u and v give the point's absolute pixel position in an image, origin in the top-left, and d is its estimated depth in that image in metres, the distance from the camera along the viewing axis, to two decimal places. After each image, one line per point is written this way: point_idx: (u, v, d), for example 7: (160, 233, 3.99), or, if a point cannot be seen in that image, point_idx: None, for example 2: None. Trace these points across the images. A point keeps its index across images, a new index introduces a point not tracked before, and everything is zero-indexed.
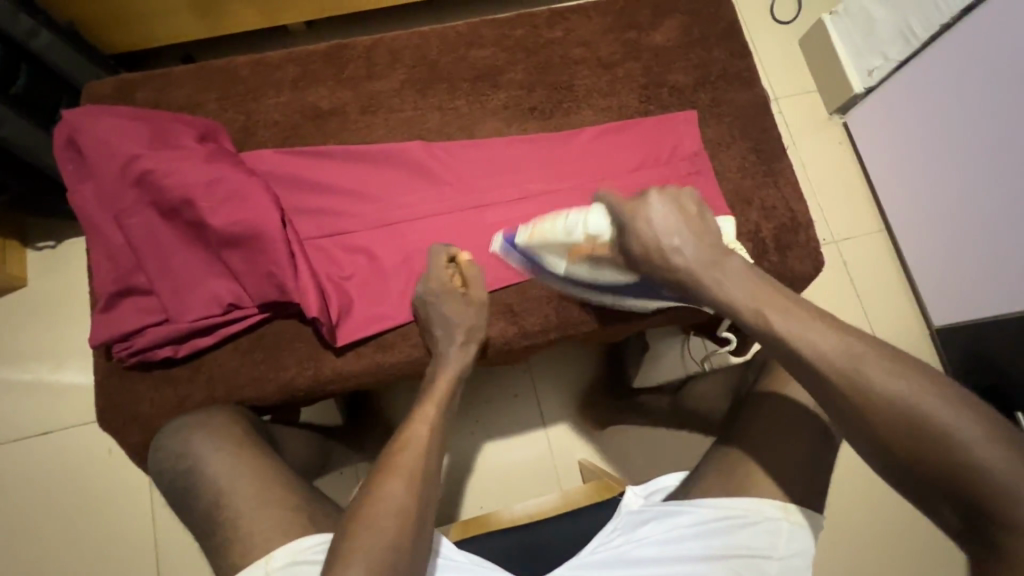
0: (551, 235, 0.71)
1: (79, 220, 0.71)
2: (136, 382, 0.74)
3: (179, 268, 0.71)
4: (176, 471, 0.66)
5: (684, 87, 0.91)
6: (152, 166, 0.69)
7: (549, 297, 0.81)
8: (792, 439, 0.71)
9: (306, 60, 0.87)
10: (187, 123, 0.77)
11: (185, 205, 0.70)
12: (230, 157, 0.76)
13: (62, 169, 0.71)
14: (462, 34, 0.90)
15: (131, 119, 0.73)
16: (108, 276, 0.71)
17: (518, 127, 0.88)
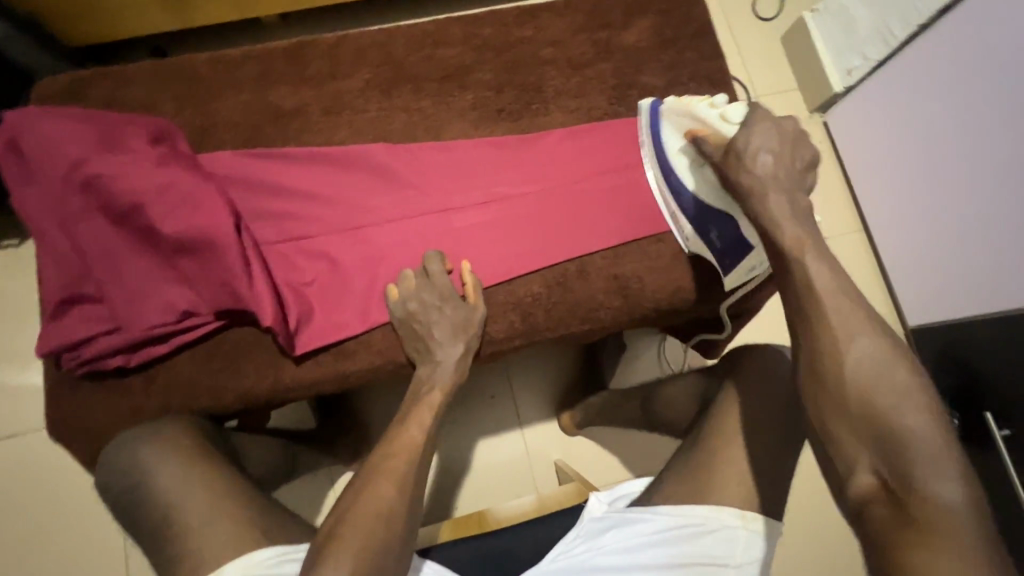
0: (684, 102, 0.69)
1: (24, 225, 0.69)
2: (87, 391, 0.72)
3: (128, 275, 0.69)
4: (124, 485, 0.64)
5: (654, 89, 0.89)
6: (100, 170, 0.67)
7: (514, 305, 0.80)
8: (753, 448, 0.71)
9: (267, 58, 0.85)
10: (138, 124, 0.74)
11: (134, 210, 0.67)
12: (185, 160, 0.73)
13: (4, 172, 0.69)
14: (430, 33, 0.88)
15: (77, 120, 0.70)
16: (54, 284, 0.69)
17: (485, 129, 0.86)
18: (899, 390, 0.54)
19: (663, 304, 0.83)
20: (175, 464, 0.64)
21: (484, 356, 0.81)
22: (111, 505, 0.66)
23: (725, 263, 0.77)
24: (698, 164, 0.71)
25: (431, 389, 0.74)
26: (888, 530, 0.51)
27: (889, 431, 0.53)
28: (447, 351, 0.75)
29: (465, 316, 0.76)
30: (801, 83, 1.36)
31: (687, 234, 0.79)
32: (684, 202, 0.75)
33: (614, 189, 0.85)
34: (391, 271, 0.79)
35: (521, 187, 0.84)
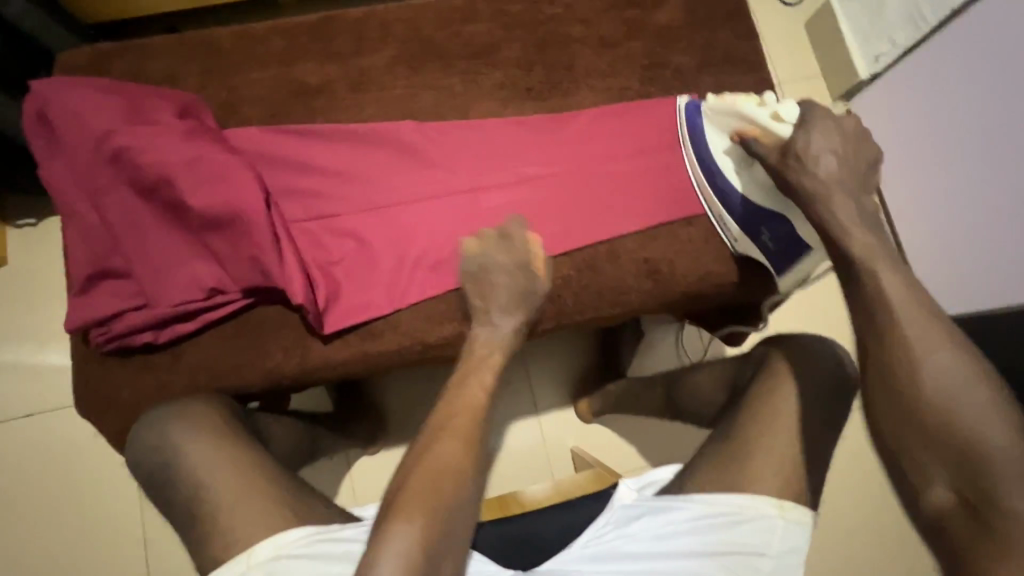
0: (731, 107, 0.73)
1: (52, 198, 0.68)
2: (115, 368, 0.71)
3: (157, 251, 0.68)
4: (155, 463, 0.63)
5: (686, 70, 0.87)
6: (128, 143, 0.66)
7: (566, 280, 0.79)
8: (787, 434, 0.70)
9: (292, 33, 0.83)
10: (165, 97, 0.72)
11: (163, 184, 0.66)
12: (213, 135, 0.72)
13: (32, 145, 0.67)
14: (457, 9, 0.86)
15: (104, 91, 0.68)
16: (82, 258, 0.68)
17: (514, 108, 0.84)
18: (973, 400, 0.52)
19: (694, 289, 0.81)
20: (205, 442, 0.63)
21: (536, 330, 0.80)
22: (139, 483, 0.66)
23: (777, 265, 0.79)
24: (749, 165, 0.75)
25: (488, 350, 0.72)
26: (969, 546, 0.50)
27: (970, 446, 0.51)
28: (505, 319, 0.73)
29: (529, 288, 0.74)
30: (826, 69, 1.33)
31: (736, 234, 0.80)
32: (734, 205, 0.78)
33: (645, 172, 0.83)
34: (419, 252, 0.77)
35: (551, 168, 0.82)
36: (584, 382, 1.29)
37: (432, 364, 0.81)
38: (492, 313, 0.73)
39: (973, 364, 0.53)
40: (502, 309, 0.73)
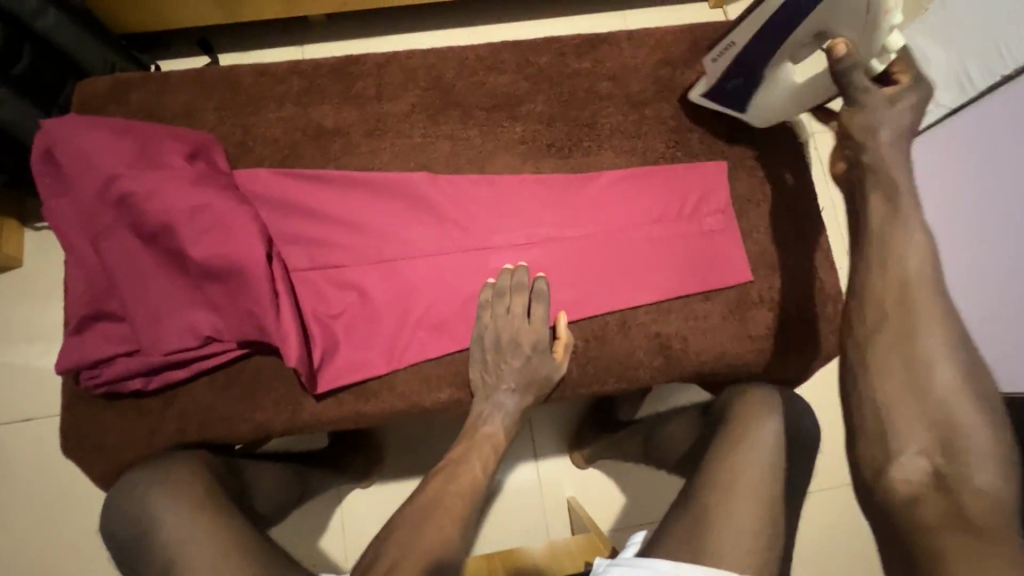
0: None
1: (55, 236, 0.67)
2: (105, 410, 0.70)
3: (154, 297, 0.66)
4: (127, 522, 0.61)
5: (716, 135, 0.84)
6: (134, 188, 0.64)
7: (578, 350, 0.76)
8: (754, 510, 0.64)
9: (313, 73, 0.82)
10: (177, 137, 0.71)
11: (166, 231, 0.65)
12: (223, 180, 0.71)
13: (38, 182, 0.66)
14: (482, 57, 0.83)
15: (115, 132, 0.67)
16: (80, 299, 0.67)
17: (532, 164, 0.82)
18: (969, 399, 0.50)
19: (706, 367, 0.77)
20: (173, 499, 0.61)
21: (556, 397, 0.77)
22: (112, 550, 0.62)
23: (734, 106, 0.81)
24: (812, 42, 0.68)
25: (491, 429, 0.70)
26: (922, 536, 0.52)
27: (956, 436, 0.49)
28: (514, 394, 0.72)
29: (543, 362, 0.73)
30: None
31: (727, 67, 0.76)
32: (755, 63, 0.74)
33: (664, 240, 0.79)
34: (422, 310, 0.75)
35: (566, 230, 0.79)
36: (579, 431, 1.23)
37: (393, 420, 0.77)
38: (500, 390, 0.72)
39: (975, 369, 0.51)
40: (514, 387, 0.72)
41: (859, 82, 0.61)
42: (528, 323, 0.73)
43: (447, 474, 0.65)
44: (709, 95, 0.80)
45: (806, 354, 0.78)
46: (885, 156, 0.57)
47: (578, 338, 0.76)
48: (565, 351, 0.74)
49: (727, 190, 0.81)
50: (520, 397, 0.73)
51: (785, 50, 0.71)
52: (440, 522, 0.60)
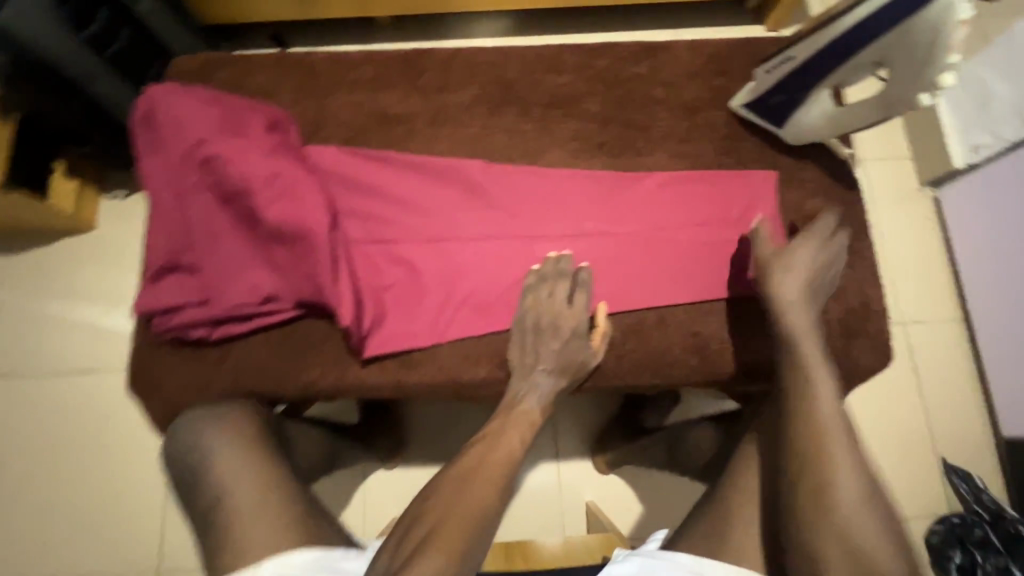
0: (939, 37, 0.63)
1: (143, 191, 0.73)
2: (169, 356, 0.75)
3: (226, 254, 0.72)
4: (185, 457, 0.65)
5: (767, 146, 0.85)
6: (219, 152, 0.70)
7: (618, 338, 0.77)
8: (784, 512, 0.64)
9: (384, 63, 0.87)
10: (259, 112, 0.77)
11: (243, 193, 0.70)
12: (297, 152, 0.76)
13: (135, 140, 0.73)
14: (544, 58, 0.87)
15: (206, 101, 0.73)
16: (159, 250, 0.72)
17: (584, 161, 0.84)
18: (865, 506, 0.61)
19: (743, 371, 0.78)
20: (231, 440, 0.65)
21: (589, 386, 0.78)
22: (168, 477, 0.67)
23: (770, 121, 0.83)
24: (867, 69, 0.69)
25: (527, 408, 0.72)
26: None
27: (852, 541, 0.60)
28: (549, 376, 0.74)
29: (582, 350, 0.75)
30: (918, 157, 1.36)
31: (770, 78, 0.78)
32: (802, 84, 0.76)
33: (709, 242, 0.81)
34: (468, 290, 0.78)
35: (612, 226, 0.81)
36: (604, 433, 1.23)
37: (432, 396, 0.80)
38: (539, 371, 0.74)
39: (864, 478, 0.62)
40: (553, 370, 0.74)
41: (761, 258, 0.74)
42: (568, 308, 0.75)
43: (470, 468, 0.64)
44: (750, 105, 0.83)
45: (848, 367, 0.78)
46: (786, 321, 0.69)
47: (618, 330, 0.78)
48: (603, 339, 0.76)
49: (775, 199, 0.82)
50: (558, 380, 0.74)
51: (840, 73, 0.71)
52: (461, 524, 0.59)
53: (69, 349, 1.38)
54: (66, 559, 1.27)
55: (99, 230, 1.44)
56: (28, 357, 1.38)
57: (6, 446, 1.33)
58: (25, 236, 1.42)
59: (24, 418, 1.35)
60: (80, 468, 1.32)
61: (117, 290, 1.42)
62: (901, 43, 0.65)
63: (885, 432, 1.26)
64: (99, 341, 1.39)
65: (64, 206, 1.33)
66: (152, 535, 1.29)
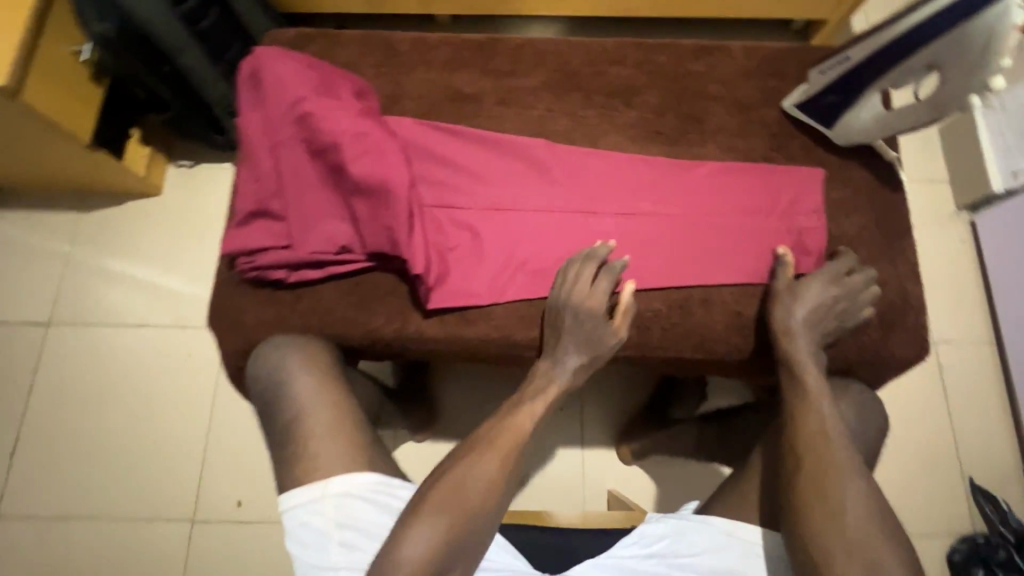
0: (991, 43, 0.68)
1: (241, 142, 0.80)
2: (246, 295, 0.82)
3: (310, 203, 0.78)
4: (270, 382, 0.76)
5: (816, 145, 0.90)
6: (314, 110, 0.77)
7: (661, 314, 0.82)
8: None
9: (459, 46, 0.94)
10: (348, 80, 0.85)
11: (332, 148, 0.77)
12: (379, 118, 0.83)
13: (239, 96, 0.81)
14: (608, 51, 0.94)
15: (304, 66, 0.81)
16: (250, 196, 0.79)
17: (640, 147, 0.90)
18: (869, 495, 0.64)
19: None
20: (308, 373, 0.75)
21: (629, 357, 0.83)
22: (252, 396, 0.78)
23: (821, 122, 0.88)
24: (919, 72, 0.75)
25: (546, 382, 0.75)
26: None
27: (855, 528, 0.63)
28: (571, 358, 0.76)
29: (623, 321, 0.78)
30: (956, 181, 1.39)
31: (824, 80, 0.83)
32: (856, 85, 0.81)
33: (755, 230, 0.85)
34: (525, 257, 0.83)
35: (663, 208, 0.86)
36: (631, 423, 1.26)
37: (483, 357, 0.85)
38: (563, 342, 0.76)
39: (862, 479, 0.65)
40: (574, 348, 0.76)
41: (783, 287, 0.78)
42: (590, 291, 0.77)
43: (453, 488, 0.65)
44: (802, 105, 0.88)
45: (883, 358, 0.81)
46: (792, 349, 0.74)
47: (663, 306, 0.82)
48: (626, 318, 0.77)
49: (821, 195, 0.86)
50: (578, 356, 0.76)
51: (894, 75, 0.77)
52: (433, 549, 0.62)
53: (125, 304, 1.46)
54: (102, 501, 1.33)
55: (164, 194, 1.53)
56: (88, 308, 1.46)
57: (60, 389, 1.40)
58: (96, 195, 1.52)
59: (79, 364, 1.42)
60: (124, 417, 1.39)
61: (174, 251, 1.50)
62: (954, 48, 0.70)
63: (910, 448, 1.26)
64: (153, 298, 1.46)
65: (137, 167, 1.43)
66: (188, 486, 1.34)
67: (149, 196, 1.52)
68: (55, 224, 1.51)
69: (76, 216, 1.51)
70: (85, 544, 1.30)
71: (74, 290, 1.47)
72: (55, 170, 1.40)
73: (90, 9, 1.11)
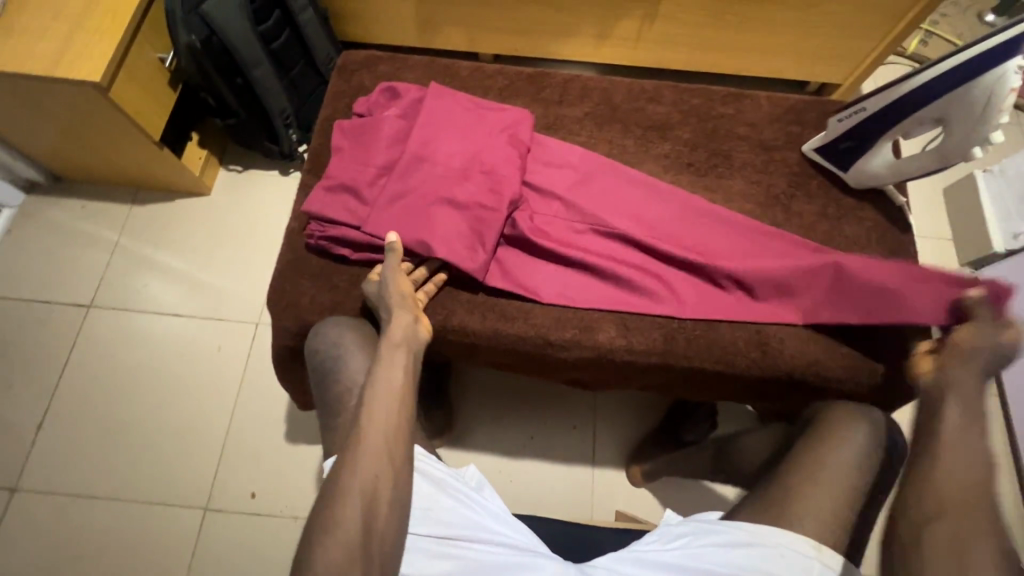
0: (991, 102, 0.78)
1: (364, 133, 0.95)
2: (305, 278, 0.89)
3: (399, 197, 0.88)
4: (327, 354, 0.82)
5: (832, 185, 0.99)
6: (432, 133, 0.93)
7: (695, 332, 0.88)
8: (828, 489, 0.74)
9: (514, 76, 1.05)
10: (481, 110, 0.97)
11: (433, 165, 0.90)
12: (517, 151, 0.94)
13: (383, 102, 0.98)
14: (647, 90, 1.04)
15: (449, 95, 0.97)
16: (346, 175, 0.91)
17: (672, 175, 0.99)
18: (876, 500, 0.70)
19: (797, 371, 0.88)
20: (363, 351, 0.81)
21: (652, 365, 0.89)
22: (308, 365, 0.84)
23: (836, 165, 0.97)
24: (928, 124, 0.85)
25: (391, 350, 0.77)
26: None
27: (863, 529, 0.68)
28: (391, 318, 0.79)
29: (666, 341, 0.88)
30: (960, 237, 1.47)
31: (840, 126, 0.93)
32: (871, 132, 0.91)
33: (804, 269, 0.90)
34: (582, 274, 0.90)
35: (731, 247, 0.93)
36: (645, 443, 1.29)
37: (522, 359, 0.92)
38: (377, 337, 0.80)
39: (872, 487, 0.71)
40: (387, 318, 0.80)
41: None
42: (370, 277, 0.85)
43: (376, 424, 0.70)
44: (821, 149, 0.97)
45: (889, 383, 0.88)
46: None
47: (700, 328, 0.89)
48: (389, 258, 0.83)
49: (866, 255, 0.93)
50: (392, 310, 0.80)
51: (904, 125, 0.87)
52: (352, 490, 0.66)
53: (165, 293, 1.52)
54: (118, 484, 1.35)
55: (213, 195, 1.62)
56: (127, 295, 1.52)
57: (91, 370, 1.45)
58: (150, 191, 1.62)
59: (112, 348, 1.47)
60: (151, 401, 1.42)
61: (217, 248, 1.57)
62: (960, 103, 0.80)
63: None
64: (192, 290, 1.53)
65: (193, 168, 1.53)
66: (206, 476, 1.36)
67: (198, 196, 1.61)
68: (108, 214, 1.59)
69: (129, 208, 1.60)
70: (99, 524, 1.32)
71: (118, 277, 1.54)
72: (118, 164, 1.50)
73: (183, 21, 1.22)
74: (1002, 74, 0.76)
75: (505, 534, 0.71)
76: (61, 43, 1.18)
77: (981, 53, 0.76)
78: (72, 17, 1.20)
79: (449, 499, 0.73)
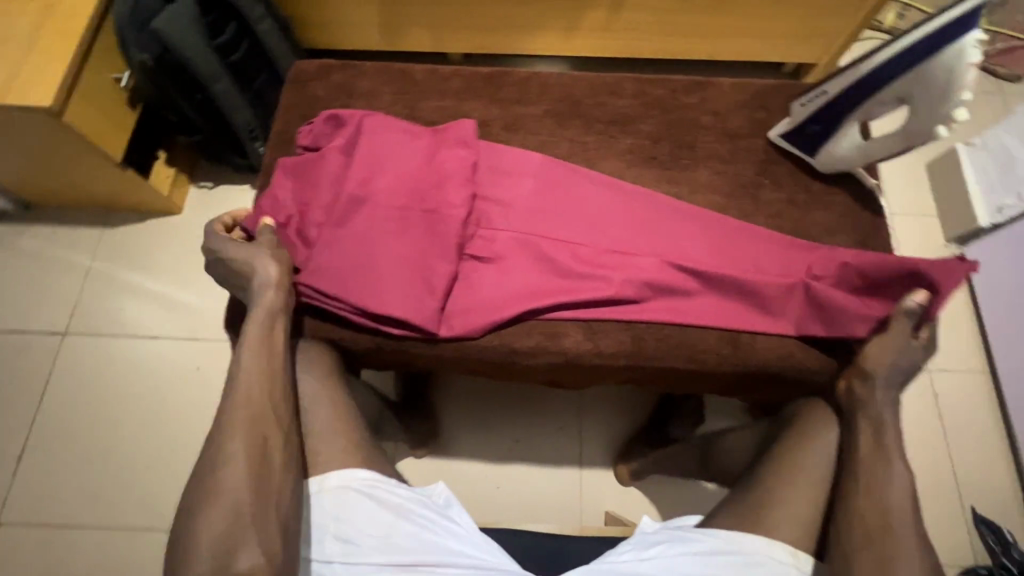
0: (951, 78, 0.76)
1: (305, 168, 0.91)
2: None
3: (348, 228, 0.85)
4: None
5: (801, 171, 0.96)
6: (380, 156, 0.90)
7: (663, 332, 0.86)
8: (802, 491, 0.73)
9: (470, 77, 1.02)
10: (427, 130, 0.94)
11: (381, 191, 0.87)
12: (470, 166, 0.90)
13: (321, 130, 0.94)
14: (608, 83, 1.02)
15: (393, 120, 0.94)
16: (289, 213, 0.87)
17: (637, 171, 0.96)
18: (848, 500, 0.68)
19: (771, 365, 0.85)
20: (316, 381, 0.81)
21: (624, 368, 0.87)
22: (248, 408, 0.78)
23: (804, 150, 0.95)
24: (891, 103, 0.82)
25: (264, 328, 0.75)
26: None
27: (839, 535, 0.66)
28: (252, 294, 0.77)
29: (634, 346, 0.85)
30: (944, 213, 1.44)
31: (804, 109, 0.90)
32: (836, 116, 0.88)
33: (773, 267, 0.88)
34: (547, 290, 0.86)
35: (699, 247, 0.89)
36: (632, 442, 1.26)
37: (493, 369, 0.90)
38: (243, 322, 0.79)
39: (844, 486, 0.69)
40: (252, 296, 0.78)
41: None
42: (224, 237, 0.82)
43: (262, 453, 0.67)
44: (787, 135, 0.94)
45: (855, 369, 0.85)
46: None
47: (672, 330, 0.86)
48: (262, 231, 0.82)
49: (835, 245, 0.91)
50: (258, 294, 0.77)
51: (868, 106, 0.84)
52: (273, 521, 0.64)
53: (140, 316, 1.50)
54: (102, 511, 1.34)
55: (184, 213, 1.59)
56: (104, 320, 1.50)
57: (70, 399, 1.43)
58: (119, 212, 1.59)
59: (89, 374, 1.45)
60: (130, 426, 1.41)
61: (189, 267, 1.55)
62: (921, 81, 0.78)
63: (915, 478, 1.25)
64: (167, 312, 1.51)
65: (160, 188, 1.51)
66: None
67: (168, 216, 1.59)
68: (79, 238, 1.57)
69: (99, 232, 1.58)
70: (83, 553, 1.30)
71: (91, 302, 1.51)
72: (84, 188, 1.48)
73: (134, 40, 1.21)
74: (959, 49, 0.74)
75: (469, 556, 0.70)
76: (11, 69, 1.16)
77: (940, 28, 0.74)
78: (21, 44, 1.17)
79: (409, 525, 0.70)
